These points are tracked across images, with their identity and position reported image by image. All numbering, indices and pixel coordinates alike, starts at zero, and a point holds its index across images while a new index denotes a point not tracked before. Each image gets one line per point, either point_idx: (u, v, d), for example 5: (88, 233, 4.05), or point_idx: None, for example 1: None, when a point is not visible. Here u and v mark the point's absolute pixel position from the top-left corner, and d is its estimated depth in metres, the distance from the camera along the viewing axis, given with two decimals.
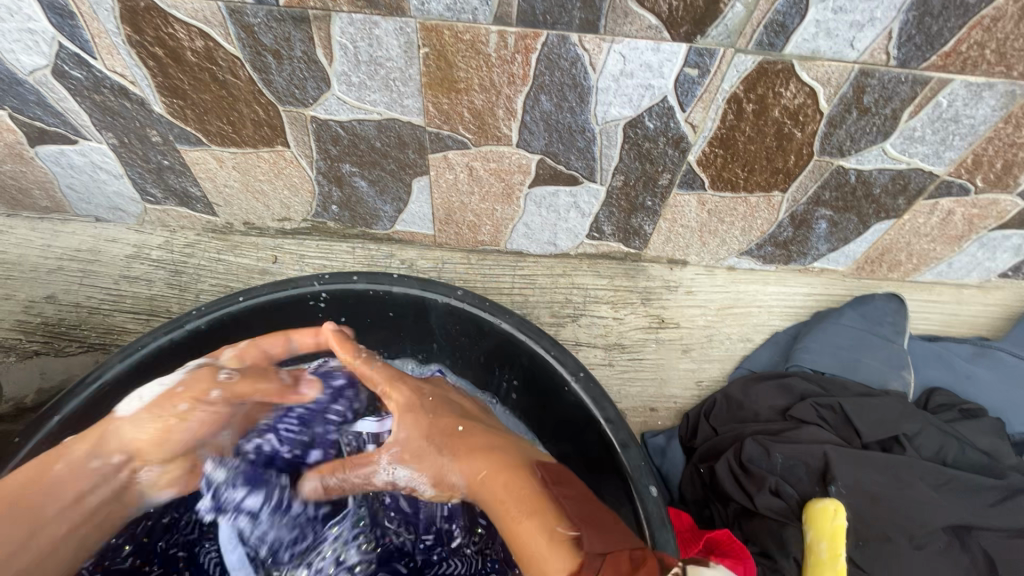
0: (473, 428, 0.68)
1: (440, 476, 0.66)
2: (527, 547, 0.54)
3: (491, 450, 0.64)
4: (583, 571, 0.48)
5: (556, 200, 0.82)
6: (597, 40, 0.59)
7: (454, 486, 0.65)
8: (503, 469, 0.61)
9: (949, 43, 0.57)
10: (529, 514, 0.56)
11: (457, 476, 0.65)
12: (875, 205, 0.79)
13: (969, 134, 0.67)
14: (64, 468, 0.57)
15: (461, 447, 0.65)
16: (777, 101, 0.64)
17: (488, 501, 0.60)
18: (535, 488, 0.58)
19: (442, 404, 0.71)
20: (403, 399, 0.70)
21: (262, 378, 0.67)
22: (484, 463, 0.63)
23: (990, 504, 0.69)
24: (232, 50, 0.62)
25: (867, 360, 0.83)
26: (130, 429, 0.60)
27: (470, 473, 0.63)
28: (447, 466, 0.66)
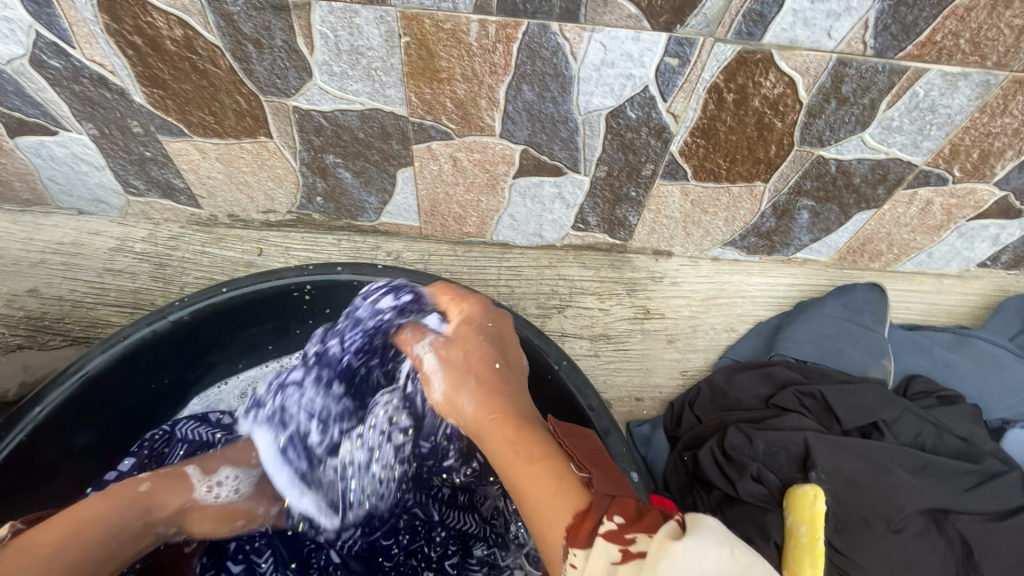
0: (510, 372, 0.57)
1: (453, 392, 0.55)
2: (526, 489, 0.44)
3: (509, 395, 0.54)
4: (592, 509, 0.41)
5: (541, 191, 0.82)
6: (577, 29, 0.59)
7: (456, 410, 0.54)
8: (514, 414, 0.51)
9: (925, 32, 0.58)
10: (538, 452, 0.46)
11: (468, 402, 0.54)
12: (856, 195, 0.80)
13: (946, 124, 0.68)
14: (135, 531, 0.58)
15: (485, 377, 0.56)
16: (757, 91, 0.65)
17: (488, 438, 0.50)
18: (546, 437, 0.48)
19: (497, 337, 0.61)
20: (465, 314, 0.63)
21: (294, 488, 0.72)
22: (497, 403, 0.52)
23: (967, 488, 0.71)
24: (212, 38, 0.62)
25: (848, 349, 0.84)
26: (196, 512, 0.63)
27: (485, 410, 0.52)
28: (459, 384, 0.55)
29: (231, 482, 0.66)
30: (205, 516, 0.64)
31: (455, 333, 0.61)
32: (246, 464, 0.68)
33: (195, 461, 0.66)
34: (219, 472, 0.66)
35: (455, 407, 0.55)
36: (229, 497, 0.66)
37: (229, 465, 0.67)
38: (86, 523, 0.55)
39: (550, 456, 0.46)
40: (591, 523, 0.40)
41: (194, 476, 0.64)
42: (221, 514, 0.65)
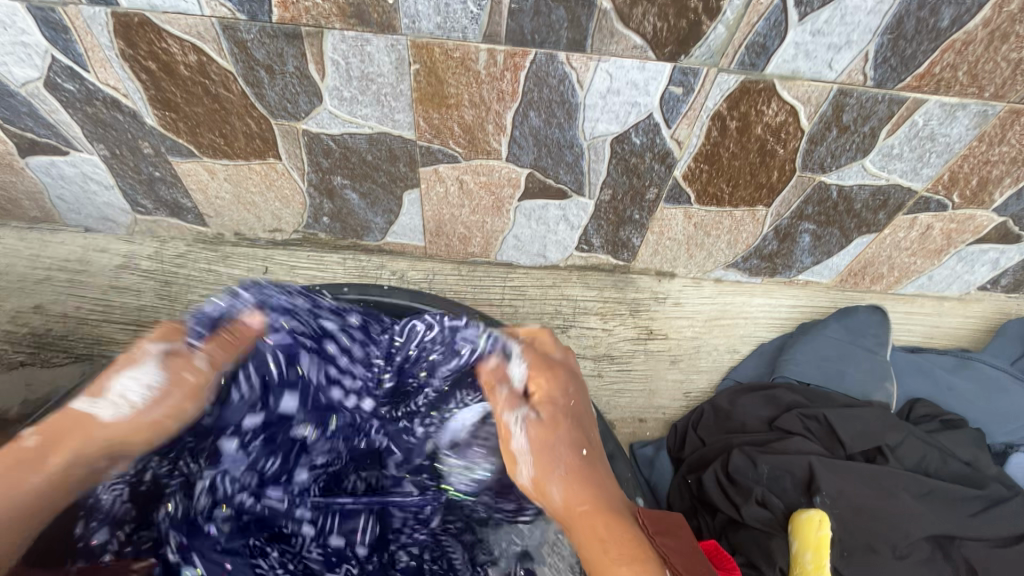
0: (597, 459, 0.55)
1: (543, 478, 0.53)
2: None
3: (602, 480, 0.54)
4: None
5: (545, 213, 0.83)
6: (584, 59, 0.60)
7: (545, 495, 0.53)
8: (607, 500, 0.52)
9: (923, 65, 0.59)
10: (628, 557, 0.46)
11: (558, 492, 0.52)
12: (857, 219, 0.81)
13: (945, 152, 0.69)
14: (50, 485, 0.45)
15: (574, 464, 0.54)
16: (759, 119, 0.66)
17: (578, 532, 0.50)
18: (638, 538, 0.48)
19: (583, 417, 0.59)
20: (559, 392, 0.58)
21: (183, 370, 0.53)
22: (591, 492, 0.52)
23: (971, 514, 0.70)
24: (225, 64, 0.63)
25: (851, 371, 0.84)
26: (114, 429, 0.49)
27: (577, 499, 0.52)
28: (550, 470, 0.54)
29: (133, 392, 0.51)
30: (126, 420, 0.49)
31: (546, 409, 0.57)
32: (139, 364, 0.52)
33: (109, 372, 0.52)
34: (114, 386, 0.51)
35: (544, 491, 0.53)
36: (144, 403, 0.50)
37: (121, 374, 0.52)
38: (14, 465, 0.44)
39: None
40: None
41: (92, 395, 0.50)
42: (129, 429, 0.49)
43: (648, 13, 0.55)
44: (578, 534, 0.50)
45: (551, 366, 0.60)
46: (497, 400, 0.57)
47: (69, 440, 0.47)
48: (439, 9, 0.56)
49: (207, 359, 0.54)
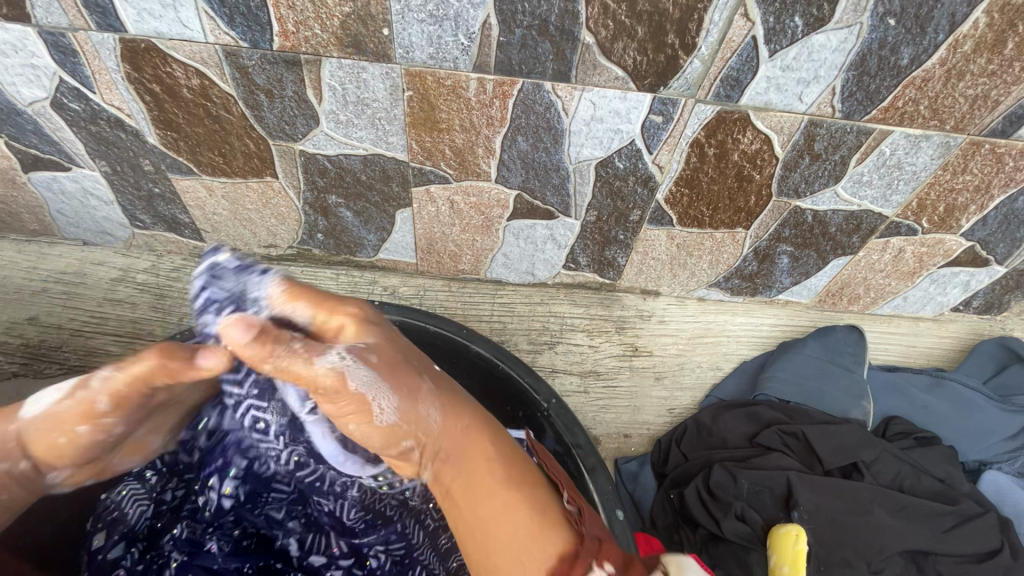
0: (449, 395, 0.53)
1: (413, 402, 0.48)
2: (493, 523, 0.48)
3: (470, 407, 0.54)
4: (580, 551, 0.46)
5: (533, 233, 0.85)
6: (569, 88, 0.63)
7: (414, 430, 0.49)
8: (479, 428, 0.52)
9: (887, 99, 0.63)
10: (508, 484, 0.50)
11: (436, 411, 0.50)
12: (832, 242, 0.84)
13: (912, 180, 0.73)
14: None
15: (439, 390, 0.52)
16: (736, 146, 0.69)
17: (458, 461, 0.51)
18: (516, 469, 0.51)
19: (416, 358, 0.53)
20: (357, 313, 0.52)
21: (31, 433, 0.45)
22: (464, 413, 0.52)
23: (945, 530, 0.72)
24: (226, 88, 0.66)
25: (829, 390, 0.87)
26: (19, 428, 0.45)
27: (453, 421, 0.51)
28: (415, 397, 0.49)
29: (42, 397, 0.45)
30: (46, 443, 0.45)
31: (376, 345, 0.49)
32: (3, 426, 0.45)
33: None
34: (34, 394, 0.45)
35: (413, 426, 0.48)
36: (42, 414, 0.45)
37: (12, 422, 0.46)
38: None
39: (529, 499, 0.49)
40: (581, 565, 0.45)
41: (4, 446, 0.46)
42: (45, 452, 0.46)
43: (628, 47, 0.59)
44: (463, 460, 0.51)
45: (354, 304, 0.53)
46: (293, 355, 0.44)
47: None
48: (432, 41, 0.60)
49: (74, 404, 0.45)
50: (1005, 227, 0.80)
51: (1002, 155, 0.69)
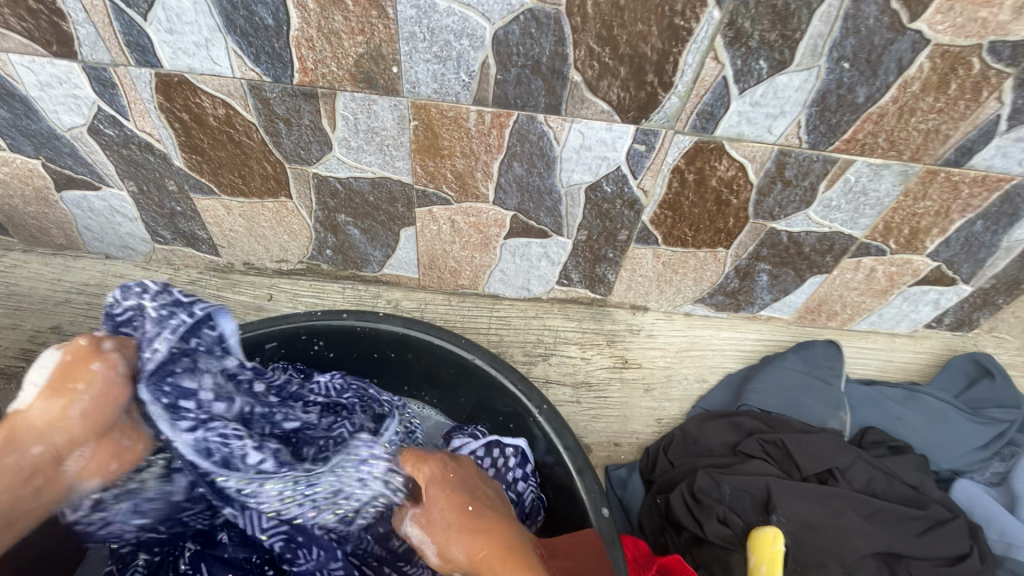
0: (484, 513, 0.61)
1: (444, 543, 0.60)
2: None
3: (496, 528, 0.60)
4: None
5: (528, 250, 0.91)
6: (560, 120, 0.70)
7: (454, 563, 0.59)
8: (501, 545, 0.58)
9: (848, 132, 0.69)
10: None
11: (459, 551, 0.59)
12: (808, 261, 0.90)
13: (877, 205, 0.79)
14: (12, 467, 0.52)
15: (462, 521, 0.60)
16: (713, 173, 0.76)
17: None
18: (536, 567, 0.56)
19: (459, 485, 0.64)
20: (430, 472, 0.65)
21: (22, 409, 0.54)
22: (485, 539, 0.58)
23: (917, 534, 0.77)
24: (249, 117, 0.73)
25: (808, 401, 0.92)
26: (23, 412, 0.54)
27: (474, 552, 0.58)
28: (447, 538, 0.60)
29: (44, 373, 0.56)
30: (46, 414, 0.54)
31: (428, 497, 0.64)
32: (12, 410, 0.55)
33: None
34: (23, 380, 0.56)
35: (452, 561, 0.59)
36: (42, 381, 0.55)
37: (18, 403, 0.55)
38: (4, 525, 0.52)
39: None
40: None
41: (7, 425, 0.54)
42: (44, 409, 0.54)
43: (612, 85, 0.66)
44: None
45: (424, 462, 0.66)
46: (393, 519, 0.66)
47: None
48: (437, 78, 0.67)
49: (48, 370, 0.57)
50: (967, 249, 0.86)
51: (956, 182, 0.75)
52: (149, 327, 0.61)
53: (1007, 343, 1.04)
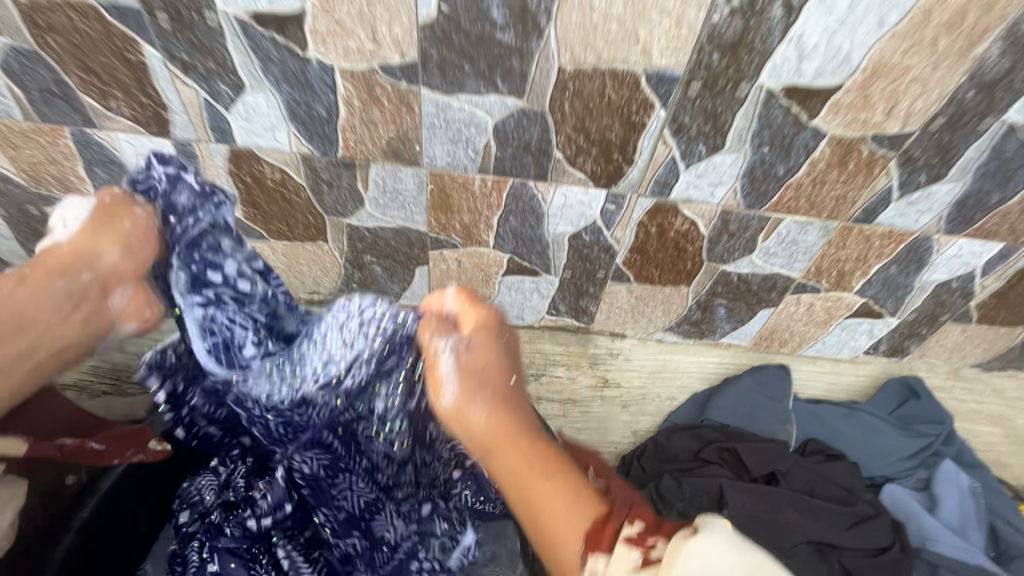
0: (523, 392, 0.60)
1: (463, 402, 0.57)
2: (532, 485, 0.49)
3: (520, 413, 0.57)
4: (612, 518, 0.45)
5: (523, 286, 1.09)
6: (546, 185, 0.88)
7: (467, 423, 0.56)
8: (522, 426, 0.55)
9: (775, 196, 0.87)
10: (550, 473, 0.50)
11: (479, 412, 0.56)
12: (757, 296, 1.07)
13: (807, 253, 0.97)
14: (82, 283, 0.61)
15: (500, 392, 0.58)
16: (671, 226, 0.94)
17: (495, 455, 0.53)
18: (570, 467, 0.51)
19: (506, 353, 0.62)
20: (485, 318, 0.63)
21: (66, 247, 0.62)
22: (509, 414, 0.56)
23: (846, 527, 0.91)
24: (299, 179, 0.91)
25: (760, 416, 1.08)
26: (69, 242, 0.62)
27: (495, 420, 0.55)
28: (473, 394, 0.57)
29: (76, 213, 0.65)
30: (89, 241, 0.62)
31: (473, 338, 0.61)
32: (60, 240, 0.63)
33: (24, 286, 0.58)
34: (58, 224, 0.65)
35: (465, 418, 0.56)
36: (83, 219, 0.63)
37: (60, 235, 0.64)
38: (46, 344, 0.58)
39: (570, 482, 0.49)
40: (613, 527, 0.44)
41: (55, 247, 0.63)
42: (73, 243, 0.62)
43: (586, 160, 0.84)
44: (503, 459, 0.52)
45: (473, 307, 0.64)
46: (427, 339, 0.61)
47: (47, 278, 0.60)
48: (449, 153, 0.85)
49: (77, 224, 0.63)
50: (887, 287, 1.03)
51: (868, 235, 0.93)
52: (184, 199, 0.62)
53: (937, 368, 1.20)
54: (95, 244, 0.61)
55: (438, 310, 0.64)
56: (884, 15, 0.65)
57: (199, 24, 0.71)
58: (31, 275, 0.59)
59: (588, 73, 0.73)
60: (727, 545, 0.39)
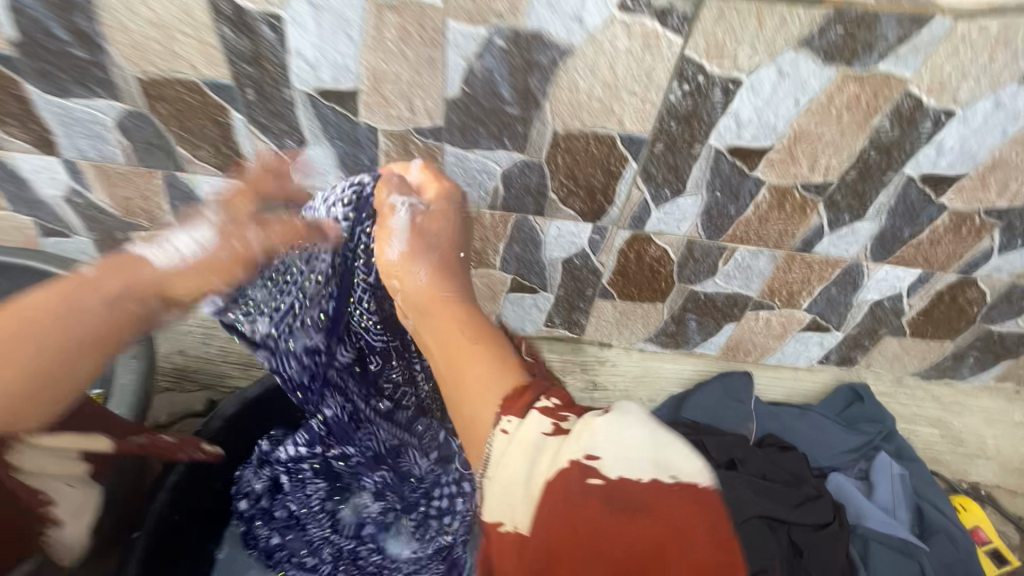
0: (463, 262, 0.98)
1: (410, 264, 0.92)
2: (457, 360, 0.76)
3: (453, 284, 0.92)
4: (530, 393, 0.67)
5: (524, 302, 1.29)
6: (543, 219, 1.09)
7: (405, 277, 0.91)
8: (448, 298, 0.89)
9: (729, 230, 1.08)
10: (478, 340, 0.79)
11: (422, 274, 0.91)
12: (721, 312, 1.26)
13: (760, 276, 1.17)
14: (129, 311, 0.74)
15: (434, 263, 0.93)
16: (646, 253, 1.14)
17: (425, 303, 0.88)
18: (484, 327, 0.84)
19: (455, 239, 0.98)
20: (448, 191, 0.96)
21: (142, 270, 0.78)
22: (448, 283, 0.92)
23: (793, 504, 1.08)
24: None
25: (725, 415, 1.27)
26: (157, 269, 0.80)
27: (434, 283, 0.91)
28: (416, 259, 0.92)
29: (186, 241, 0.85)
30: (182, 277, 0.81)
31: (433, 225, 0.96)
32: (141, 261, 0.79)
33: (92, 289, 0.72)
34: (175, 239, 0.85)
35: (408, 273, 0.91)
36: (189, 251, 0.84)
37: (147, 256, 0.80)
38: (71, 354, 0.67)
39: (489, 353, 0.76)
40: (529, 396, 0.66)
41: (135, 266, 0.78)
42: (183, 268, 0.82)
43: (576, 201, 1.05)
44: (433, 311, 0.87)
45: (440, 194, 0.96)
46: (386, 208, 0.94)
47: (115, 294, 0.74)
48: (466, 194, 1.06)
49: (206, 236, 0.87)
50: (830, 305, 1.22)
51: (809, 262, 1.13)
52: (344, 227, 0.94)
53: (882, 376, 1.38)
54: (182, 282, 0.81)
55: (405, 177, 0.96)
56: (799, 98, 0.86)
57: (277, 98, 0.93)
58: (108, 283, 0.74)
59: (576, 136, 0.94)
60: (630, 412, 0.63)
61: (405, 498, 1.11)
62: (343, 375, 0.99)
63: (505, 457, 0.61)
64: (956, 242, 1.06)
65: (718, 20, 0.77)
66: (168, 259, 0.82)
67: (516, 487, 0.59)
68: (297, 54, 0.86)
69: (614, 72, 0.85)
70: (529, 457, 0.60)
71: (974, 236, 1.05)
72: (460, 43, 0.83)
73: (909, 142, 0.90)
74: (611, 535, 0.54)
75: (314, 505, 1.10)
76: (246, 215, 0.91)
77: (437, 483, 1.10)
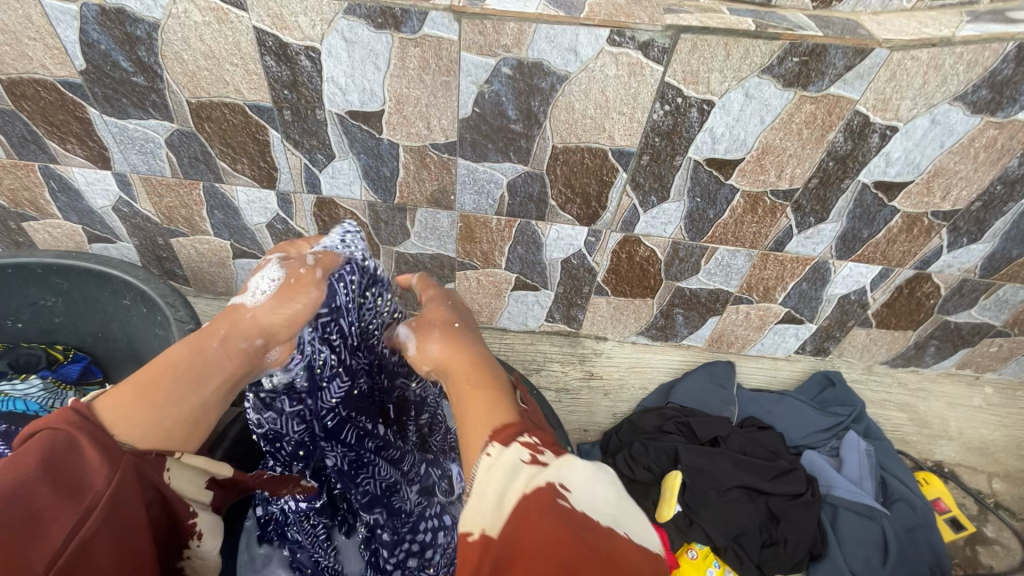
0: (468, 327, 0.79)
1: (422, 334, 0.78)
2: (465, 409, 0.66)
3: (467, 344, 0.75)
4: (516, 427, 0.61)
5: (526, 299, 1.42)
6: (543, 223, 1.22)
7: (425, 356, 0.76)
8: (466, 354, 0.73)
9: (709, 233, 1.22)
10: (483, 389, 0.68)
11: (432, 347, 0.75)
12: (706, 306, 1.39)
13: (738, 274, 1.31)
14: (237, 352, 0.70)
15: (447, 331, 0.77)
16: (637, 253, 1.27)
17: (444, 371, 0.73)
18: (495, 381, 0.69)
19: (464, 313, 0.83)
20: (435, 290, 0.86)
21: (237, 323, 0.71)
22: (456, 345, 0.74)
23: (771, 477, 1.21)
24: (364, 217, 1.26)
25: (710, 399, 1.39)
26: (255, 311, 0.72)
27: (447, 349, 0.74)
28: (429, 334, 0.77)
29: (263, 281, 0.74)
30: (272, 312, 0.72)
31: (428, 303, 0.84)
32: (244, 296, 0.74)
33: (237, 336, 0.70)
34: (252, 282, 0.74)
35: (423, 353, 0.76)
36: (272, 290, 0.74)
37: (244, 295, 0.74)
38: (186, 422, 0.67)
39: (492, 398, 0.66)
40: (515, 430, 0.61)
41: (239, 301, 0.73)
42: (280, 295, 0.73)
43: (573, 206, 1.18)
44: (451, 373, 0.72)
45: (430, 286, 0.88)
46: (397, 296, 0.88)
47: (222, 329, 0.71)
48: (475, 202, 1.20)
49: (269, 289, 0.74)
50: (803, 300, 1.36)
51: (782, 261, 1.27)
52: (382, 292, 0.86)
53: (853, 365, 1.52)
54: (269, 311, 0.72)
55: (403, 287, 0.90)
56: (764, 117, 0.99)
57: (310, 117, 1.06)
58: (219, 329, 0.70)
59: (572, 150, 1.07)
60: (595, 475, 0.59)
61: (396, 536, 0.99)
62: (334, 422, 0.85)
63: (483, 480, 0.56)
64: (909, 241, 1.20)
65: (692, 51, 0.91)
66: (282, 287, 0.74)
67: (485, 501, 0.55)
68: (330, 80, 1.00)
69: (605, 95, 0.98)
70: (506, 475, 0.55)
71: (924, 236, 1.19)
72: (472, 72, 0.96)
73: (861, 153, 1.04)
74: (557, 554, 0.48)
75: (311, 549, 1.05)
76: (307, 249, 0.81)
77: (424, 516, 1.02)
